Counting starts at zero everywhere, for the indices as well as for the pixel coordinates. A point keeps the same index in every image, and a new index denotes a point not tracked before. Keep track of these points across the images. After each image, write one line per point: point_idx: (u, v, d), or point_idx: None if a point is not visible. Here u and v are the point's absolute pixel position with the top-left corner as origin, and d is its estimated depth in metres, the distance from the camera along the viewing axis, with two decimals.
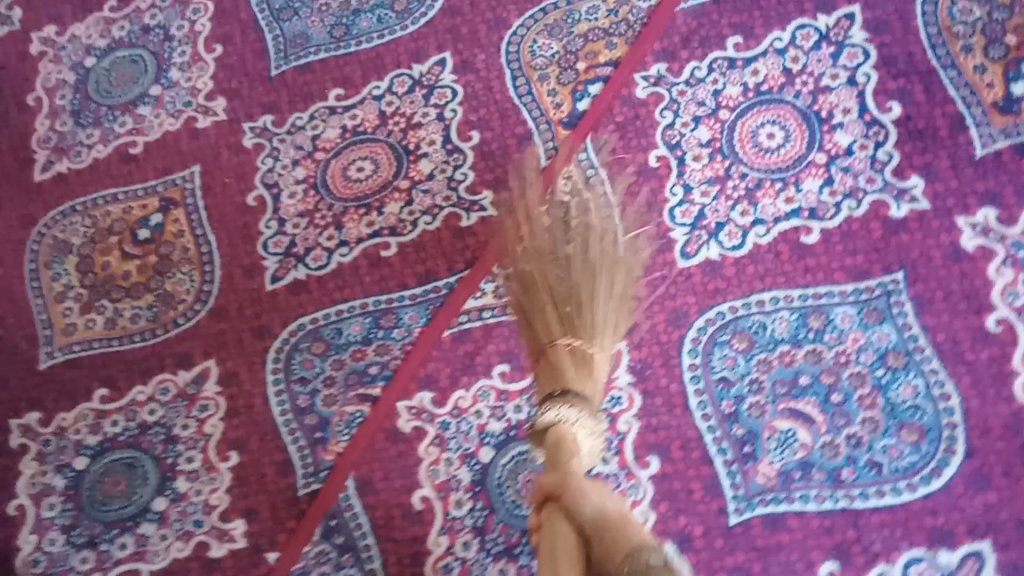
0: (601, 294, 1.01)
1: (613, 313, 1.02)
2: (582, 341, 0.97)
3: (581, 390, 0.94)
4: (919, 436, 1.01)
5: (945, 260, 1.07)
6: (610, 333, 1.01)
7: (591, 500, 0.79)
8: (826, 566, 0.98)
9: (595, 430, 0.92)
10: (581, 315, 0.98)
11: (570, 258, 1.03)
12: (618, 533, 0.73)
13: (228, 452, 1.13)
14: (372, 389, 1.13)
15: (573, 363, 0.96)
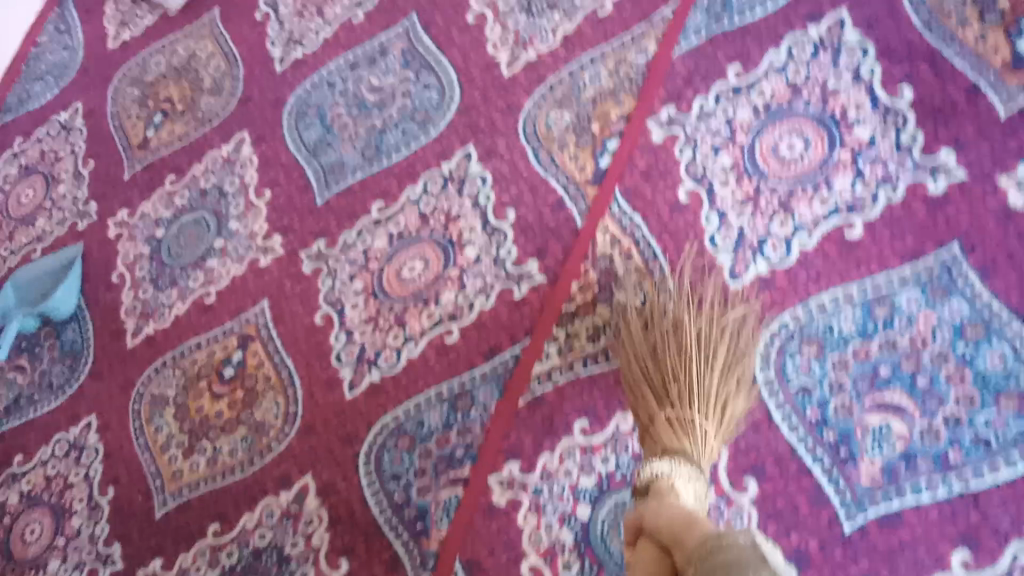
0: (701, 365, 1.01)
1: (718, 384, 1.00)
2: (682, 409, 0.98)
3: (679, 450, 0.95)
4: (1019, 402, 0.98)
5: (996, 222, 1.06)
6: (720, 405, 1.00)
7: (669, 513, 0.84)
8: (958, 557, 0.94)
9: (695, 477, 0.91)
10: (678, 386, 1.00)
11: (664, 336, 1.03)
12: (693, 535, 0.80)
13: (338, 561, 1.18)
14: (461, 471, 1.16)
15: (673, 432, 0.97)
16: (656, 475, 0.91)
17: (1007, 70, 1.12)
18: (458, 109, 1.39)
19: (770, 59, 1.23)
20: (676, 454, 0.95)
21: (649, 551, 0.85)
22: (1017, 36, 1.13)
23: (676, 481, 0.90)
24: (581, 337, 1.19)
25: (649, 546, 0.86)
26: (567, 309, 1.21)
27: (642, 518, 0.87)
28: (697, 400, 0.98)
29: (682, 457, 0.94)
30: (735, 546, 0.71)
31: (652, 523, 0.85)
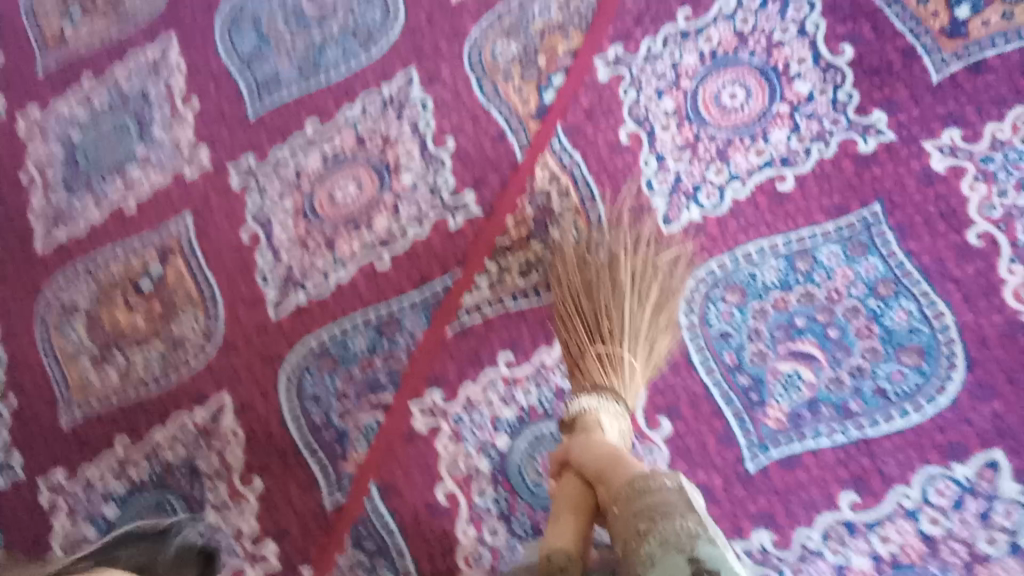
0: (633, 304, 1.01)
1: (647, 324, 1.02)
2: (614, 346, 0.99)
3: (607, 386, 0.96)
4: (919, 357, 1.02)
5: (919, 185, 1.10)
6: (647, 344, 1.01)
7: (596, 447, 0.84)
8: (847, 498, 0.97)
9: (620, 416, 0.93)
10: (611, 324, 0.99)
11: (599, 272, 1.03)
12: (619, 474, 0.78)
13: (252, 478, 1.17)
14: (384, 396, 1.16)
15: (602, 367, 0.98)
16: (584, 410, 0.92)
17: (943, 36, 1.14)
18: (402, 31, 1.34)
19: (721, 4, 1.22)
20: (604, 389, 0.96)
21: (570, 483, 0.85)
22: (955, 3, 1.15)
23: (602, 420, 0.91)
24: (512, 271, 1.18)
25: (569, 479, 0.86)
26: (501, 243, 1.20)
27: (568, 451, 0.87)
28: (628, 339, 0.99)
29: (609, 394, 0.95)
30: (663, 490, 0.69)
31: (578, 455, 0.84)
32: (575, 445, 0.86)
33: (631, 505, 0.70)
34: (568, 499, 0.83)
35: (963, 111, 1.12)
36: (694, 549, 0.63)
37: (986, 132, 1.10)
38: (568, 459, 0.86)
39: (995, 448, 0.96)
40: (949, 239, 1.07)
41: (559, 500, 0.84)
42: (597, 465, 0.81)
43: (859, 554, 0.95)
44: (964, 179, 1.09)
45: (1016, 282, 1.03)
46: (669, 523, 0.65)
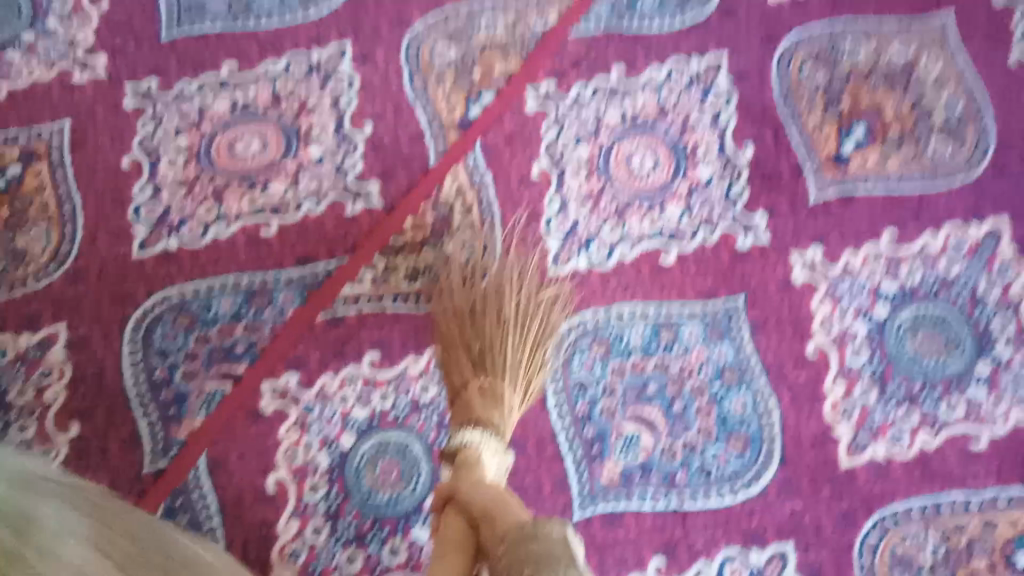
0: (516, 338, 1.07)
1: (527, 360, 1.08)
2: (495, 380, 1.04)
3: (488, 419, 1.00)
4: (744, 446, 1.11)
5: (778, 290, 1.17)
6: (525, 379, 1.07)
7: (483, 488, 0.90)
8: (654, 561, 1.08)
9: (500, 452, 0.97)
10: (493, 356, 1.05)
11: (485, 299, 1.09)
12: (501, 516, 0.86)
13: (69, 422, 1.11)
14: (236, 367, 1.12)
15: (483, 399, 1.02)
16: (465, 444, 0.96)
17: (829, 162, 1.22)
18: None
19: (652, 71, 1.25)
20: (485, 422, 1.00)
21: (455, 523, 0.90)
22: (845, 136, 1.22)
23: (487, 458, 0.96)
24: (398, 272, 1.18)
25: (453, 517, 0.91)
26: (393, 243, 1.19)
27: (456, 489, 0.92)
28: (508, 374, 1.05)
29: (491, 426, 1.00)
30: (548, 539, 0.74)
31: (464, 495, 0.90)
32: (463, 486, 0.91)
33: (516, 551, 0.75)
34: (449, 534, 0.90)
35: (832, 232, 1.19)
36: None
37: (845, 257, 1.18)
38: (455, 499, 0.91)
39: (788, 541, 1.09)
40: (793, 346, 1.15)
41: (443, 536, 0.91)
42: (482, 508, 0.88)
43: None
44: (815, 296, 1.17)
45: (835, 399, 1.13)
46: None
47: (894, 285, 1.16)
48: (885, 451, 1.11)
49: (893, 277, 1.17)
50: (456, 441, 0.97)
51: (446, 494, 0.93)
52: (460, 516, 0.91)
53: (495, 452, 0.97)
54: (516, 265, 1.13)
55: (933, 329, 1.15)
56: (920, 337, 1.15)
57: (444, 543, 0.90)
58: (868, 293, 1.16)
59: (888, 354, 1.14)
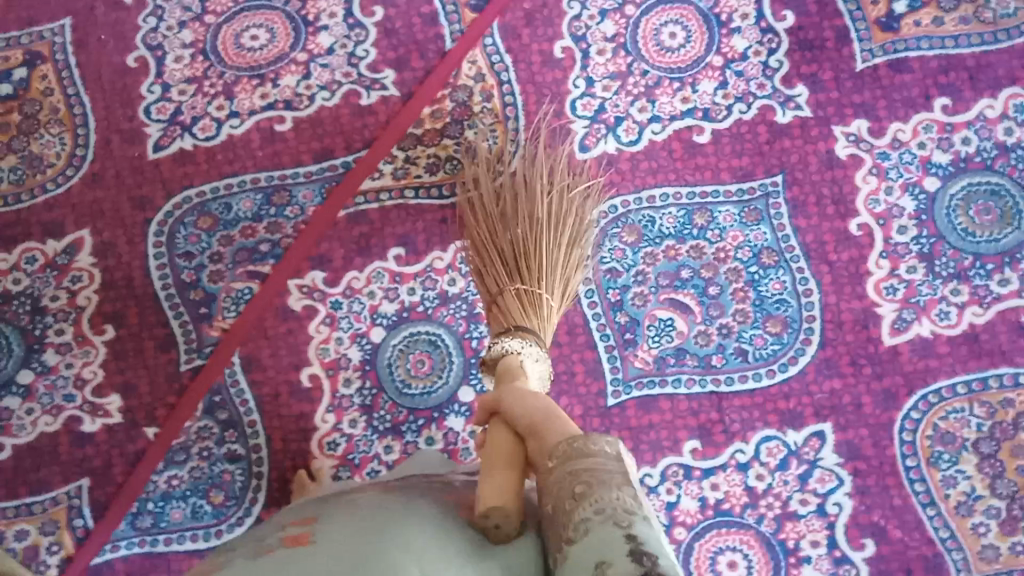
0: (550, 239, 0.99)
1: (563, 261, 0.99)
2: (532, 284, 0.96)
3: (528, 326, 0.93)
4: (782, 327, 1.07)
5: (820, 166, 1.11)
6: (564, 281, 0.99)
7: (529, 398, 0.77)
8: (689, 445, 1.04)
9: (541, 357, 0.89)
10: (528, 259, 0.96)
11: (514, 202, 1.01)
12: (553, 434, 0.70)
13: (104, 325, 1.12)
14: (262, 267, 1.11)
15: (521, 307, 0.94)
16: (506, 354, 0.88)
17: (876, 27, 1.12)
18: None
19: None
20: (526, 330, 0.93)
21: (498, 434, 0.75)
22: None
23: (529, 367, 0.87)
24: (418, 164, 1.13)
25: (500, 436, 0.75)
26: (412, 132, 1.14)
27: (499, 401, 0.79)
28: (546, 277, 0.97)
29: (529, 335, 0.91)
30: (602, 458, 0.61)
31: (508, 407, 0.77)
32: (507, 397, 0.77)
33: (568, 469, 0.61)
34: (489, 445, 0.75)
35: (876, 103, 1.11)
36: (632, 526, 0.56)
37: (891, 129, 1.11)
38: (496, 409, 0.78)
39: (826, 421, 1.04)
40: (834, 224, 1.10)
41: (487, 454, 0.73)
42: (529, 421, 0.73)
43: (688, 496, 1.04)
44: (860, 169, 1.10)
45: (879, 277, 1.08)
46: (606, 491, 0.58)
47: (947, 157, 1.10)
48: (930, 328, 1.06)
49: (945, 149, 1.10)
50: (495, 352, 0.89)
51: (486, 408, 0.80)
52: (508, 432, 0.75)
53: (535, 362, 0.89)
54: (544, 163, 1.05)
55: (985, 201, 1.08)
56: (973, 210, 1.08)
57: (489, 464, 0.72)
58: (918, 166, 1.10)
59: (938, 230, 1.08)
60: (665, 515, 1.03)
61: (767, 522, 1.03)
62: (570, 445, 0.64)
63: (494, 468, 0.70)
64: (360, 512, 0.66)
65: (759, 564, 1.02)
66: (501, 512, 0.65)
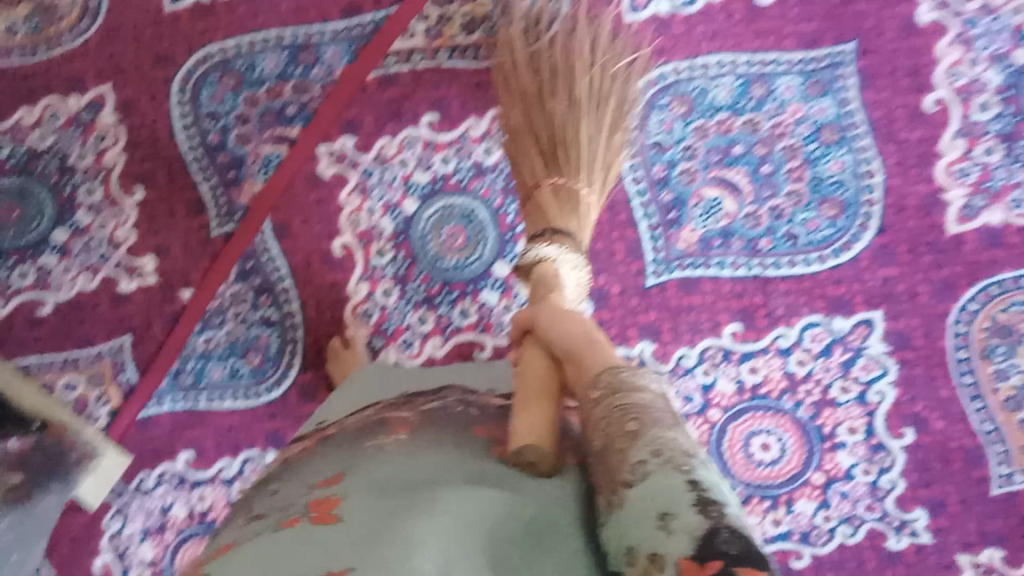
0: (591, 121, 0.85)
1: (604, 149, 0.86)
2: (571, 177, 0.82)
3: (565, 227, 0.79)
4: (838, 211, 0.98)
5: (899, 33, 0.97)
6: (604, 171, 0.86)
7: (564, 317, 0.70)
8: (730, 328, 0.99)
9: (580, 266, 0.79)
10: (567, 146, 0.83)
11: (552, 81, 0.88)
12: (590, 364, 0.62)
13: (133, 186, 1.09)
14: (289, 131, 1.07)
15: (559, 202, 0.81)
16: (541, 258, 0.78)
17: None
18: None
19: None
20: (561, 231, 0.79)
21: (535, 359, 0.69)
22: None
23: (564, 277, 0.77)
24: (452, 22, 1.03)
25: (537, 361, 0.69)
26: None
27: (533, 317, 0.72)
28: (585, 168, 0.83)
29: (565, 236, 0.79)
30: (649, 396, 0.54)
31: (543, 325, 0.70)
32: (542, 317, 0.70)
33: (608, 408, 0.54)
34: (524, 371, 0.69)
35: None
36: (694, 470, 0.48)
37: None
38: (532, 328, 0.72)
39: (877, 308, 0.97)
40: (908, 99, 0.97)
41: (519, 384, 0.68)
42: (567, 350, 0.66)
43: (724, 378, 1.00)
44: (943, 37, 0.96)
45: (952, 158, 0.97)
46: (661, 431, 0.50)
47: None
48: (1003, 217, 0.96)
49: None
50: (531, 256, 0.79)
51: (521, 326, 0.73)
52: (546, 359, 0.69)
53: (572, 265, 0.78)
54: (587, 33, 0.91)
55: None
56: None
57: (522, 395, 0.65)
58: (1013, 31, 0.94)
59: None
60: (699, 397, 1.00)
61: (804, 408, 0.98)
62: (613, 385, 0.56)
63: (528, 401, 0.64)
64: (384, 463, 0.61)
65: (792, 447, 0.99)
66: (537, 452, 0.58)
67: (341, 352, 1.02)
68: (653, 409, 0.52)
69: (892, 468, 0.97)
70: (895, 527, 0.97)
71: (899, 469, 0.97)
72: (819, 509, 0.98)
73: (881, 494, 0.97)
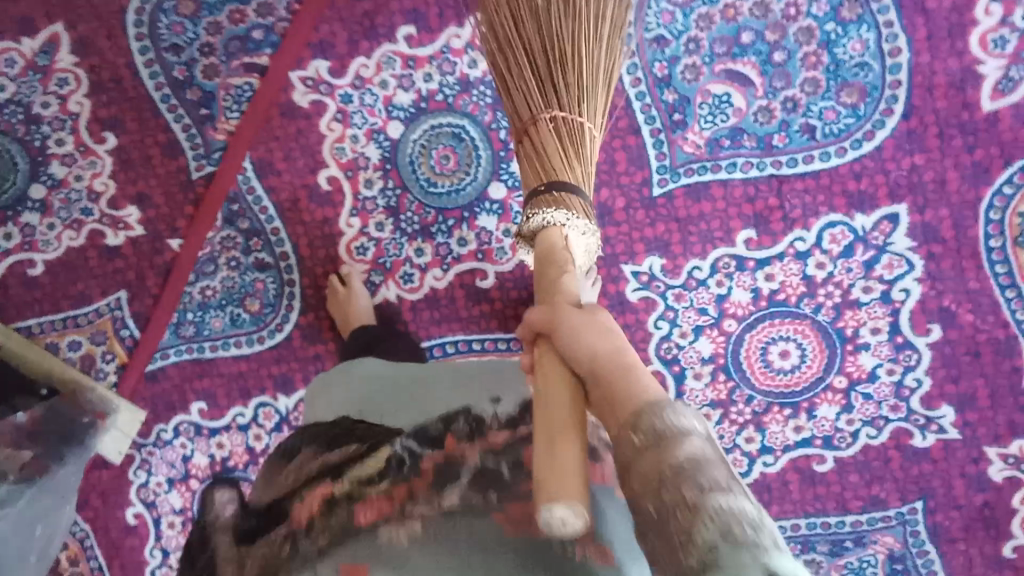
0: (591, 30, 0.71)
1: (607, 60, 0.73)
2: (573, 107, 0.70)
3: (568, 174, 0.69)
4: (859, 97, 0.90)
5: None
6: (607, 89, 0.74)
7: (590, 321, 0.58)
8: (744, 235, 0.94)
9: (591, 229, 0.69)
10: (567, 66, 0.70)
11: None
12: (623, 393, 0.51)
13: (104, 134, 1.03)
14: (258, 60, 0.98)
15: (560, 141, 0.70)
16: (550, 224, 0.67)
17: None
18: None
19: None
20: (565, 178, 0.69)
21: (553, 378, 0.57)
22: None
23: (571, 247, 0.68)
24: None
25: (559, 378, 0.57)
26: None
27: (549, 319, 0.60)
28: (588, 94, 0.71)
29: (569, 187, 0.69)
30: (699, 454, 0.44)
31: (563, 335, 0.58)
32: (564, 326, 0.58)
33: (658, 470, 0.44)
34: (545, 393, 0.57)
35: None
36: (771, 557, 0.38)
37: None
38: (549, 340, 0.59)
39: (901, 203, 0.91)
40: None
41: (539, 412, 0.57)
42: (591, 359, 0.55)
43: (740, 287, 0.95)
44: None
45: (986, 28, 0.88)
46: (721, 505, 0.41)
47: None
48: None
49: None
50: (535, 219, 0.69)
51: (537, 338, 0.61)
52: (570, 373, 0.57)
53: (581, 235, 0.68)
54: None
55: None
56: None
57: (547, 431, 0.55)
58: None
59: None
60: (714, 308, 0.96)
61: (825, 311, 0.94)
62: (653, 431, 0.46)
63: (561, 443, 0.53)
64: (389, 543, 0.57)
65: (813, 352, 0.95)
66: (567, 514, 0.49)
67: (338, 291, 1.00)
68: (710, 474, 0.43)
69: (918, 366, 0.94)
70: (920, 426, 0.95)
71: (925, 367, 0.94)
72: (842, 413, 0.96)
73: (906, 394, 0.95)
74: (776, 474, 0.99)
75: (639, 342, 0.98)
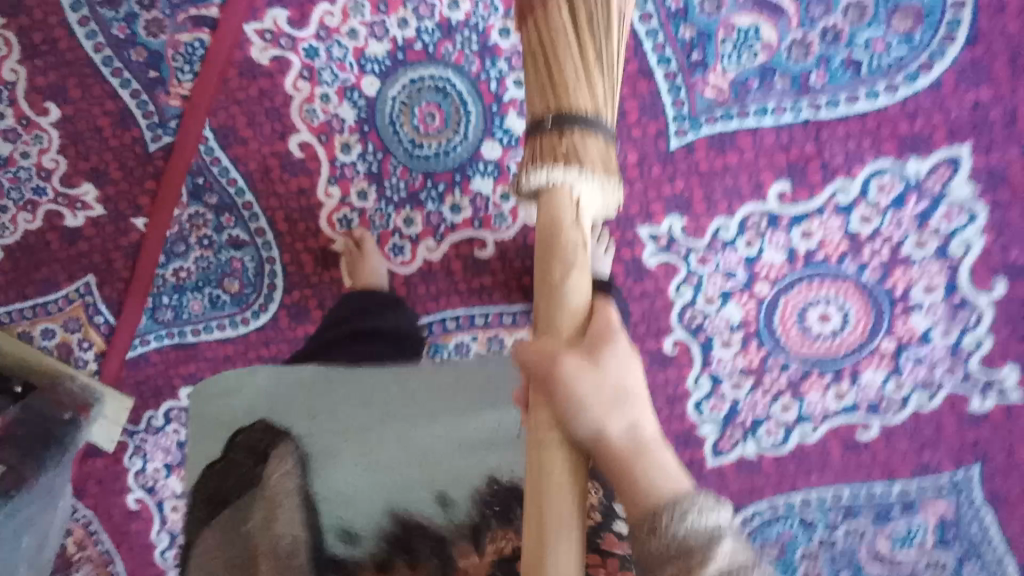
0: None
1: None
2: None
3: (588, 80, 0.54)
4: (914, 23, 0.76)
5: None
6: None
7: (605, 391, 0.47)
8: (777, 188, 0.82)
9: (609, 148, 0.54)
10: None
11: None
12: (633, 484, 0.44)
13: (45, 104, 0.92)
14: (208, 11, 0.86)
15: (579, 37, 0.54)
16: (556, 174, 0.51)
17: None
18: None
19: None
20: (586, 87, 0.54)
21: (551, 443, 0.48)
22: None
23: (583, 220, 0.52)
24: None
25: (558, 457, 0.48)
26: None
27: (548, 368, 0.48)
28: None
29: (583, 128, 0.53)
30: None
31: (566, 408, 0.47)
32: (568, 388, 0.47)
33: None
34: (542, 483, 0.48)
35: None
36: None
37: None
38: (549, 408, 0.48)
39: (964, 143, 0.78)
40: None
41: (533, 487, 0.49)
42: (596, 440, 0.46)
43: (773, 248, 0.83)
44: None
45: None
46: None
47: None
48: None
49: None
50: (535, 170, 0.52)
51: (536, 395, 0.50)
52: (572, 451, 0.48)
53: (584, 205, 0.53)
54: None
55: None
56: None
57: (538, 525, 0.47)
58: None
59: None
60: (743, 271, 0.84)
61: (871, 270, 0.83)
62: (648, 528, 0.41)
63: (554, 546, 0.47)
64: None
65: (857, 314, 0.84)
66: None
67: (352, 254, 0.89)
68: None
69: (978, 326, 0.82)
70: (981, 388, 0.84)
71: (986, 326, 0.82)
72: (890, 377, 0.85)
73: (964, 356, 0.83)
74: (816, 444, 0.88)
75: (660, 310, 0.87)
